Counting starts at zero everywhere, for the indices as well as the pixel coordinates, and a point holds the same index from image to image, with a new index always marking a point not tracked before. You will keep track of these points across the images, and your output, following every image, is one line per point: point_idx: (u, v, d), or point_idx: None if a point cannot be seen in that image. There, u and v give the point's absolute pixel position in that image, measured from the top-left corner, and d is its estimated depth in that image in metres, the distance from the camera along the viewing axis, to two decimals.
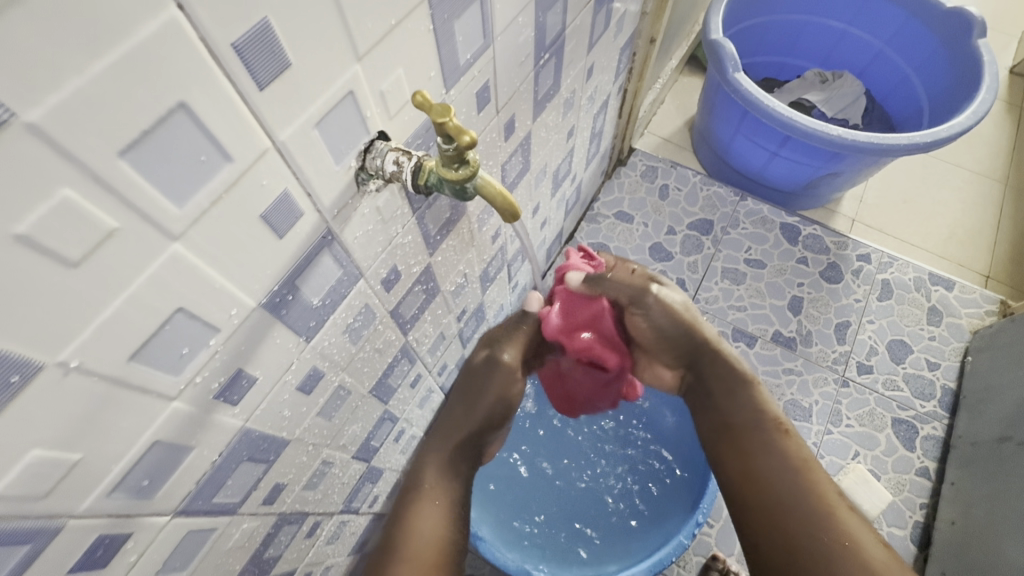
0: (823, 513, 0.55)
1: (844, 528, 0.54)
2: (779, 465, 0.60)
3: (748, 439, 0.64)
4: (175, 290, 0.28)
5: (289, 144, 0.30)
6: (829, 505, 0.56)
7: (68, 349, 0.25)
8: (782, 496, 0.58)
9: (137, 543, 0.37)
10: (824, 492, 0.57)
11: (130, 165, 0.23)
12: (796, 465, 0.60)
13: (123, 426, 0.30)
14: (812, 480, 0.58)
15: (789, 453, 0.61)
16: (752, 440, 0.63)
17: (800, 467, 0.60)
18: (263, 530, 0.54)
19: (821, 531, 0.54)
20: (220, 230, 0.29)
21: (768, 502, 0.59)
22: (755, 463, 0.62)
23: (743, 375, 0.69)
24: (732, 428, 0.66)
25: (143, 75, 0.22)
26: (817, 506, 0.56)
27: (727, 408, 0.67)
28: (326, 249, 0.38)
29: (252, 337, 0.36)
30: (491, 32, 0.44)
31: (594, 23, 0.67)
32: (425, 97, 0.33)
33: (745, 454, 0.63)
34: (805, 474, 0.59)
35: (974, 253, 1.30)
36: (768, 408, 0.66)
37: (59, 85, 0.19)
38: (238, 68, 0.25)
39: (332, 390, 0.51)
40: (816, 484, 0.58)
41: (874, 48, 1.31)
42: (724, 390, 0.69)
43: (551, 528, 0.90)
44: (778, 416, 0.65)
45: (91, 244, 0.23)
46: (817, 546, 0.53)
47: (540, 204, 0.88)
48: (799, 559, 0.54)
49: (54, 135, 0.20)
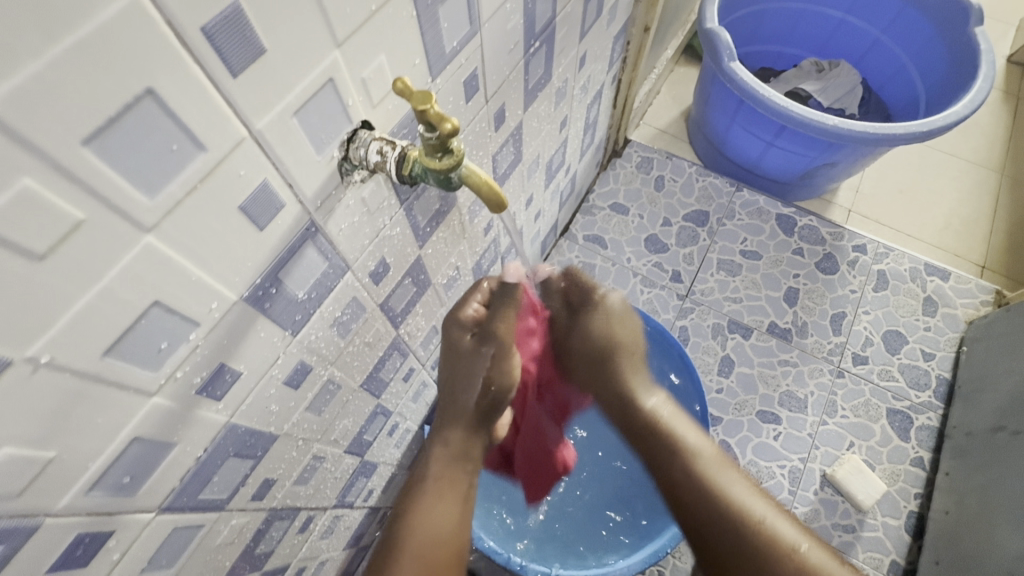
0: (747, 527, 0.55)
1: (769, 532, 0.54)
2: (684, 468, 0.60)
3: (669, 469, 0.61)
4: (150, 283, 0.28)
5: (266, 133, 0.30)
6: (747, 514, 0.56)
7: (37, 344, 0.24)
8: (709, 518, 0.57)
9: (120, 541, 0.36)
10: (740, 503, 0.57)
11: (95, 154, 0.22)
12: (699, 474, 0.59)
13: (99, 423, 0.29)
14: (729, 498, 0.57)
15: (699, 471, 0.59)
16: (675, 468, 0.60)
17: (711, 482, 0.58)
18: (253, 526, 0.53)
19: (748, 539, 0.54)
20: (195, 221, 0.28)
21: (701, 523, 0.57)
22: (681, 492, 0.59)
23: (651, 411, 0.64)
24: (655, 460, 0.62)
25: (104, 58, 0.21)
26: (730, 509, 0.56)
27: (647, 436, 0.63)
28: (310, 241, 0.38)
29: (234, 332, 0.35)
30: (478, 18, 0.43)
31: (586, 10, 0.66)
32: (405, 83, 0.32)
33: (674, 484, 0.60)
34: (722, 491, 0.57)
35: (970, 243, 1.29)
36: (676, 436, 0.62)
37: (13, 69, 0.18)
38: (208, 53, 0.24)
39: (321, 385, 0.51)
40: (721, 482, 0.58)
41: (871, 36, 1.30)
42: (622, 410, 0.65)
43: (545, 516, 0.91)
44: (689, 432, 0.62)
45: (56, 236, 0.22)
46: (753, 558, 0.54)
47: (534, 196, 0.88)
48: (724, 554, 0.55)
49: (9, 121, 0.19)
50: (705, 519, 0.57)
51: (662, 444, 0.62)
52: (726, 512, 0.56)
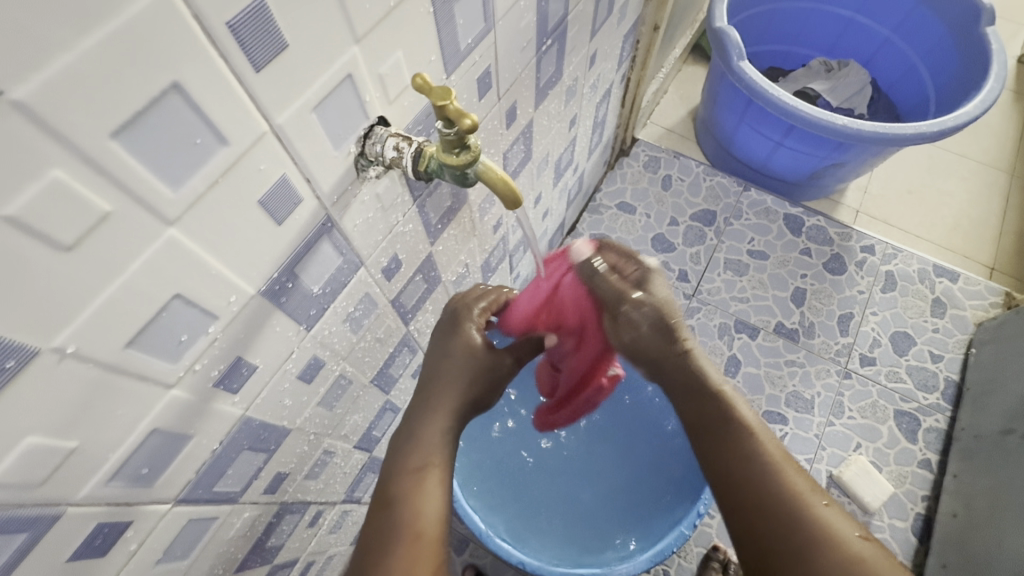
0: (798, 515, 0.47)
1: (823, 523, 0.46)
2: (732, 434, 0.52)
3: (713, 440, 0.52)
4: (172, 276, 0.28)
5: (286, 128, 0.30)
6: (806, 503, 0.47)
7: (63, 335, 0.24)
8: (757, 501, 0.48)
9: (137, 531, 0.36)
10: (798, 490, 0.48)
11: (122, 147, 0.22)
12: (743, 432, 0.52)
13: (120, 414, 0.30)
14: (788, 483, 0.48)
15: (759, 451, 0.51)
16: (723, 436, 0.52)
17: (771, 465, 0.50)
18: (264, 520, 0.54)
19: (799, 531, 0.46)
20: (216, 215, 0.28)
21: (746, 507, 0.49)
22: (730, 469, 0.51)
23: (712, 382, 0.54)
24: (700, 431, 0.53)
25: (134, 52, 0.21)
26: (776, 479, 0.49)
27: (699, 406, 0.54)
28: (326, 236, 0.38)
29: (251, 326, 0.36)
30: (492, 15, 0.43)
31: (597, 9, 0.66)
32: (425, 80, 0.32)
33: (721, 459, 0.51)
34: (782, 477, 0.49)
35: (979, 245, 1.28)
36: (738, 407, 0.53)
37: (47, 62, 0.19)
38: (232, 47, 0.24)
39: (332, 379, 0.51)
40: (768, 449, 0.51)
41: (881, 36, 1.29)
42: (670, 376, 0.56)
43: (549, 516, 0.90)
44: (749, 411, 0.53)
45: (84, 228, 0.23)
46: (796, 552, 0.45)
47: (542, 194, 0.88)
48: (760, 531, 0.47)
49: (41, 113, 0.19)
50: (752, 505, 0.49)
51: (712, 415, 0.53)
52: (784, 493, 0.48)
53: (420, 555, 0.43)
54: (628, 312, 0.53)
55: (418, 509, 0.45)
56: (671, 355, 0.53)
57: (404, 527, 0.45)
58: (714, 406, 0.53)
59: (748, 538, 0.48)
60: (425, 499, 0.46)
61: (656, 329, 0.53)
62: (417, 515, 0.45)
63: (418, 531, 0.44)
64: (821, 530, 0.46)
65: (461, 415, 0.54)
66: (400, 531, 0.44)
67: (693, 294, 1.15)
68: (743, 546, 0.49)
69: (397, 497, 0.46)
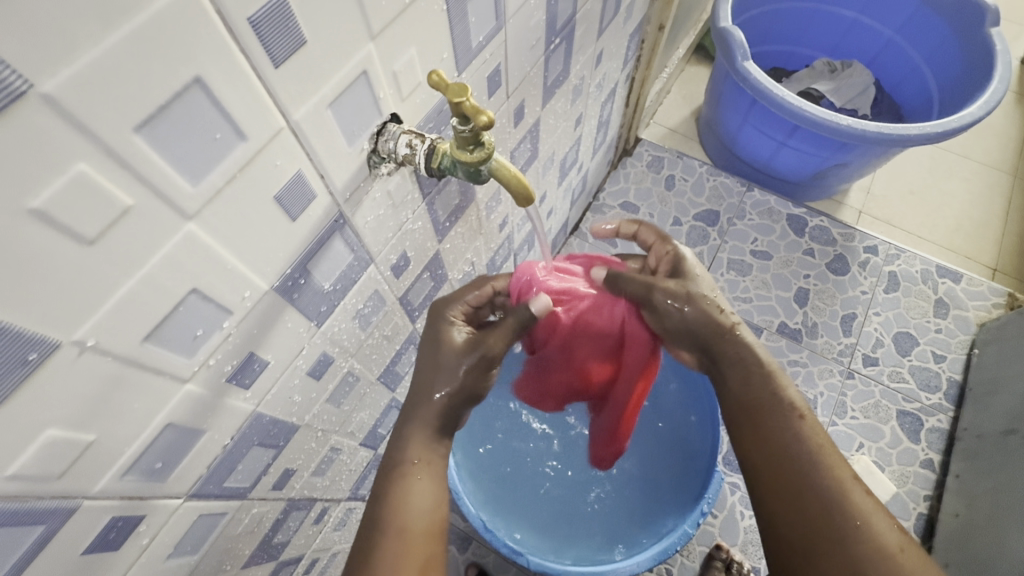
0: (840, 498, 0.47)
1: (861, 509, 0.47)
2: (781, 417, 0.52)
3: (762, 424, 0.53)
4: (190, 270, 0.28)
5: (303, 124, 0.30)
6: (846, 489, 0.48)
7: (84, 328, 0.24)
8: (800, 484, 0.49)
9: (149, 526, 0.37)
10: (841, 478, 0.49)
11: (145, 141, 0.23)
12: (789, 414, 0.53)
13: (136, 408, 0.30)
14: (831, 469, 0.49)
15: (806, 436, 0.51)
16: (773, 419, 0.53)
17: (818, 451, 0.50)
18: (272, 516, 0.54)
19: (838, 516, 0.46)
20: (233, 210, 0.29)
21: (787, 490, 0.49)
22: (777, 452, 0.51)
23: (763, 365, 0.55)
24: (750, 414, 0.54)
25: (158, 47, 0.21)
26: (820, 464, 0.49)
27: (752, 389, 0.55)
28: (338, 233, 0.38)
29: (264, 321, 0.36)
30: (503, 14, 0.43)
31: (605, 8, 0.66)
32: (440, 77, 0.32)
33: (768, 442, 0.52)
34: (827, 462, 0.50)
35: (982, 246, 1.28)
36: (787, 391, 0.54)
37: (75, 56, 0.19)
38: (253, 43, 0.25)
39: (341, 376, 0.51)
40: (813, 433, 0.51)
41: (884, 37, 1.29)
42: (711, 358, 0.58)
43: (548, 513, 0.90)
44: (799, 398, 0.54)
45: (107, 221, 0.23)
46: (835, 535, 0.46)
47: (547, 193, 0.88)
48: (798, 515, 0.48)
49: (69, 107, 0.19)
50: (796, 487, 0.49)
51: (762, 397, 0.54)
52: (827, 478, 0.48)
53: (404, 548, 0.44)
54: (660, 296, 0.58)
55: (401, 503, 0.47)
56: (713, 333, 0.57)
57: (387, 521, 0.46)
58: (766, 390, 0.54)
59: (790, 521, 0.48)
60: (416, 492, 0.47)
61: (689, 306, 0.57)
62: (403, 509, 0.46)
63: (404, 524, 0.46)
64: (861, 517, 0.46)
65: (463, 411, 0.54)
66: (387, 523, 0.45)
67: None
68: (781, 531, 0.49)
69: (383, 491, 0.48)
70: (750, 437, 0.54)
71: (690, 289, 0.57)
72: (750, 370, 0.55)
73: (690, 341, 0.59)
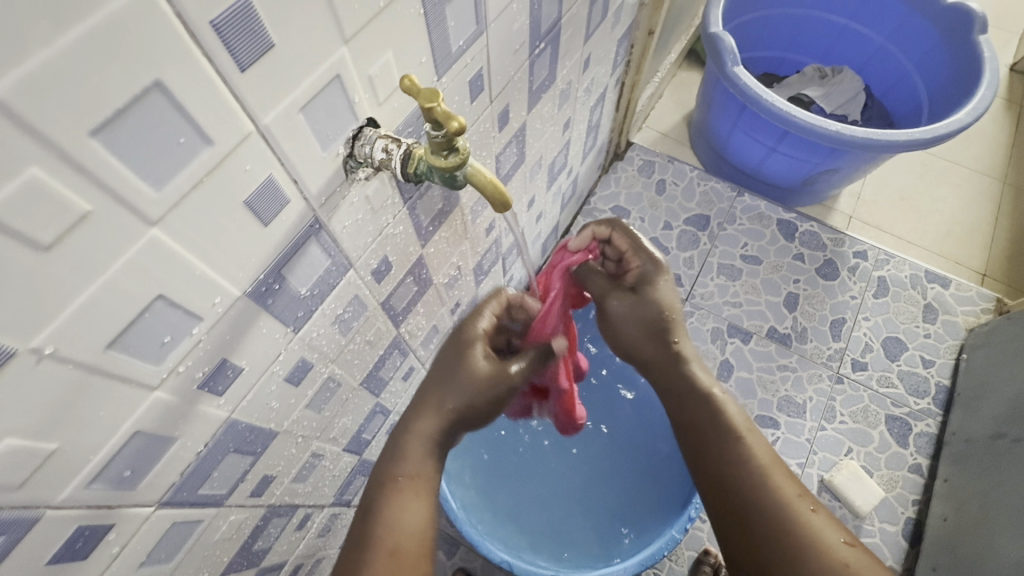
0: (788, 520, 0.48)
1: (809, 531, 0.47)
2: (724, 440, 0.54)
3: (708, 447, 0.54)
4: (154, 277, 0.28)
5: (273, 129, 0.30)
6: (793, 510, 0.48)
7: (42, 335, 0.24)
8: (749, 507, 0.50)
9: (119, 534, 0.36)
10: (788, 497, 0.49)
11: (103, 145, 0.22)
12: (732, 434, 0.54)
13: (101, 415, 0.29)
14: (779, 490, 0.50)
15: (751, 457, 0.52)
16: (710, 444, 0.54)
17: (763, 473, 0.51)
18: (251, 523, 0.53)
19: (787, 538, 0.47)
20: (200, 215, 0.28)
21: (737, 513, 0.50)
22: (721, 478, 0.52)
23: (701, 389, 0.57)
24: (694, 440, 0.56)
25: (115, 49, 0.21)
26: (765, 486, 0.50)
27: (688, 411, 0.57)
28: (314, 237, 0.38)
29: (237, 327, 0.35)
30: (484, 18, 0.43)
31: (591, 13, 0.66)
32: (412, 81, 0.32)
33: (714, 467, 0.53)
34: (773, 484, 0.50)
35: (970, 251, 1.29)
36: (727, 411, 0.55)
37: (23, 59, 0.18)
38: (217, 46, 0.24)
39: (321, 382, 0.51)
40: (756, 453, 0.52)
41: (875, 43, 1.30)
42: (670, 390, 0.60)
43: (542, 521, 0.90)
44: (740, 418, 0.55)
45: (63, 227, 0.22)
46: (788, 557, 0.46)
47: (536, 197, 0.88)
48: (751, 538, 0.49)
49: (18, 110, 0.19)
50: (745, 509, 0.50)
51: (703, 419, 0.56)
52: (771, 499, 0.49)
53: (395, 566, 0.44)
54: (614, 303, 0.61)
55: (396, 521, 0.46)
56: (666, 355, 0.59)
57: (378, 540, 0.45)
58: (705, 412, 0.56)
59: (742, 544, 0.49)
60: (408, 510, 0.47)
61: (636, 321, 0.60)
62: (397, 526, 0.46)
63: (395, 544, 0.45)
64: (810, 537, 0.47)
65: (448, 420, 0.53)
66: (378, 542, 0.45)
67: (687, 298, 1.15)
68: (737, 554, 0.49)
69: (377, 508, 0.47)
70: (699, 461, 0.55)
71: (647, 305, 0.59)
72: (689, 392, 0.58)
73: (632, 349, 0.62)
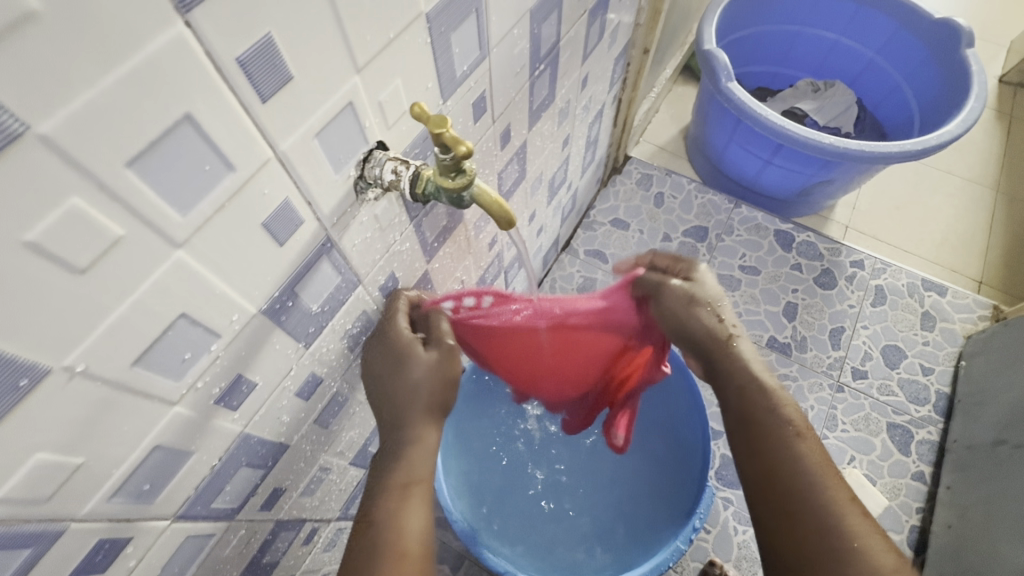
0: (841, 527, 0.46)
1: (855, 534, 0.46)
2: (776, 433, 0.52)
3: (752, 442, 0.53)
4: (178, 296, 0.29)
5: (290, 154, 0.31)
6: (840, 510, 0.47)
7: (74, 354, 0.25)
8: (793, 503, 0.49)
9: (136, 548, 0.37)
10: (837, 497, 0.48)
11: (137, 175, 0.24)
12: (783, 428, 0.52)
13: (124, 430, 0.30)
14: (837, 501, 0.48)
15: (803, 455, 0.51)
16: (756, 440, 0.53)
17: (814, 469, 0.49)
18: (261, 537, 0.54)
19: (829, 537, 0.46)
20: (222, 237, 0.30)
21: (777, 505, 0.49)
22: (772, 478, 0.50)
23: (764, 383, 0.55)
24: (742, 438, 0.54)
25: (150, 87, 0.22)
26: (814, 485, 0.49)
27: (745, 405, 0.54)
28: (325, 256, 0.39)
29: (252, 343, 0.36)
30: (487, 44, 0.45)
31: (588, 34, 0.69)
32: (422, 108, 0.34)
33: (762, 461, 0.51)
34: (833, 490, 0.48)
35: (966, 259, 1.31)
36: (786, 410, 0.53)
37: (70, 99, 0.20)
38: (242, 81, 0.26)
39: (329, 396, 0.52)
40: (807, 451, 0.51)
41: (865, 57, 1.33)
42: (729, 386, 0.56)
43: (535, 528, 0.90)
44: (798, 414, 0.53)
45: (97, 252, 0.24)
46: (828, 556, 0.46)
47: (537, 211, 0.89)
48: (793, 539, 0.47)
49: (64, 146, 0.21)
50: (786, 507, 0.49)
51: (757, 411, 0.53)
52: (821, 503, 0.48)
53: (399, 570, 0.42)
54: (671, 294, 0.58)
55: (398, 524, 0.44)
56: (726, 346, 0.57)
57: (386, 546, 0.43)
58: (762, 407, 0.54)
59: (790, 544, 0.48)
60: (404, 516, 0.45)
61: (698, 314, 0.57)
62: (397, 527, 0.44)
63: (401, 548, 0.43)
64: (851, 536, 0.46)
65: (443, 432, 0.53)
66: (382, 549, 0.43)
67: None
68: (781, 551, 0.48)
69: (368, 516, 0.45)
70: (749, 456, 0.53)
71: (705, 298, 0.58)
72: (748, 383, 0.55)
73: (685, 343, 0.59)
